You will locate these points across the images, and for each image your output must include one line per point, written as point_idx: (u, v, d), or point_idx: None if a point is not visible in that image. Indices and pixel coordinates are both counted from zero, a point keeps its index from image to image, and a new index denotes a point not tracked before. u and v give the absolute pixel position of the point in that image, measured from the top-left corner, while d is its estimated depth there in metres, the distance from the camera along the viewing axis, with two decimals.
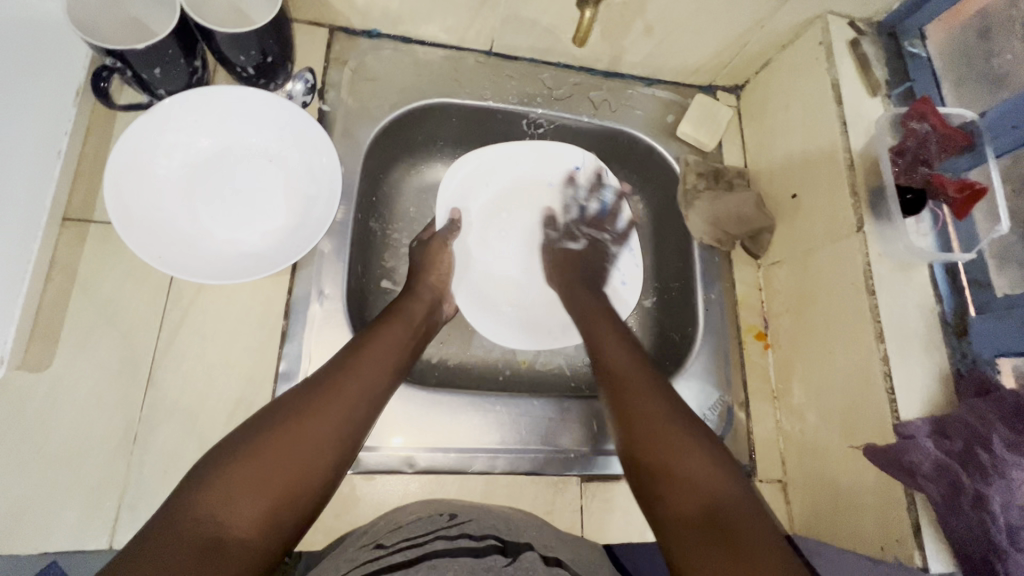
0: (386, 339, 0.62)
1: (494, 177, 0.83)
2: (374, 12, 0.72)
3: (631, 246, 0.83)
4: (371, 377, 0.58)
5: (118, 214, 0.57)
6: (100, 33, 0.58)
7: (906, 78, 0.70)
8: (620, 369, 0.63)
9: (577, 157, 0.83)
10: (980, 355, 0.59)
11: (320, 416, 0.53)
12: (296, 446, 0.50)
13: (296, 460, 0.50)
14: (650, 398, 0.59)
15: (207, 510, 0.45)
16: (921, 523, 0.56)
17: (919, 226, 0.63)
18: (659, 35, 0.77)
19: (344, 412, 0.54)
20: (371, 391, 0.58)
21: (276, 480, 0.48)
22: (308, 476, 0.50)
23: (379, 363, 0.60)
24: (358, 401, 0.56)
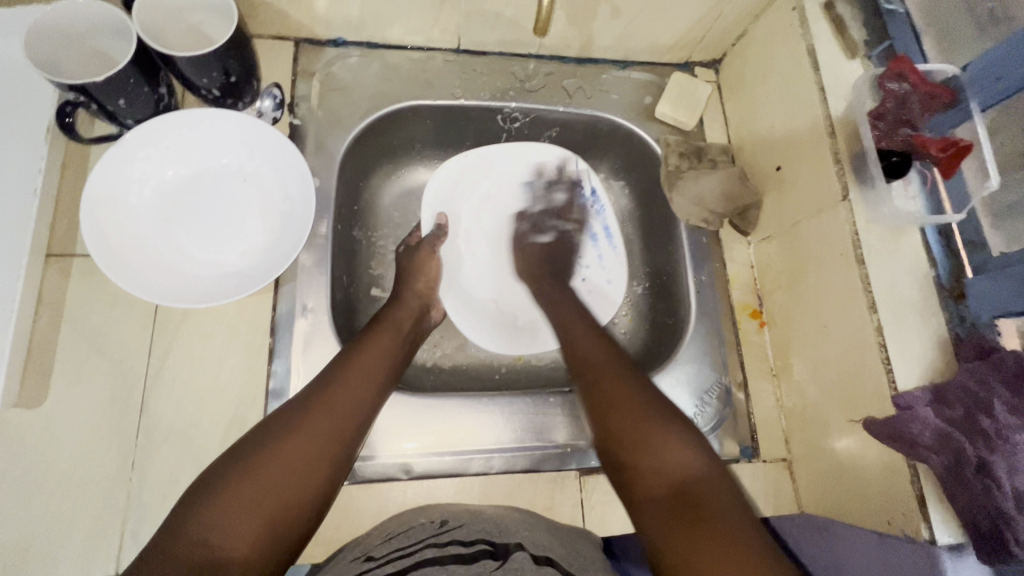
0: (374, 349, 0.62)
1: (475, 180, 0.84)
2: (335, 20, 0.72)
3: (613, 243, 0.85)
4: (359, 388, 0.58)
5: (97, 246, 0.58)
6: (62, 69, 0.59)
7: (886, 36, 0.65)
8: (588, 358, 0.63)
9: (557, 156, 0.85)
10: (979, 318, 0.56)
11: (308, 430, 0.53)
12: (286, 460, 0.50)
13: (288, 476, 0.50)
14: (630, 392, 0.59)
15: (202, 529, 0.45)
16: (926, 496, 0.54)
17: (907, 189, 0.61)
18: (627, 15, 0.75)
19: (334, 424, 0.54)
20: (361, 402, 0.58)
21: (268, 496, 0.48)
22: (301, 490, 0.50)
23: (368, 374, 0.60)
24: (349, 413, 0.56)
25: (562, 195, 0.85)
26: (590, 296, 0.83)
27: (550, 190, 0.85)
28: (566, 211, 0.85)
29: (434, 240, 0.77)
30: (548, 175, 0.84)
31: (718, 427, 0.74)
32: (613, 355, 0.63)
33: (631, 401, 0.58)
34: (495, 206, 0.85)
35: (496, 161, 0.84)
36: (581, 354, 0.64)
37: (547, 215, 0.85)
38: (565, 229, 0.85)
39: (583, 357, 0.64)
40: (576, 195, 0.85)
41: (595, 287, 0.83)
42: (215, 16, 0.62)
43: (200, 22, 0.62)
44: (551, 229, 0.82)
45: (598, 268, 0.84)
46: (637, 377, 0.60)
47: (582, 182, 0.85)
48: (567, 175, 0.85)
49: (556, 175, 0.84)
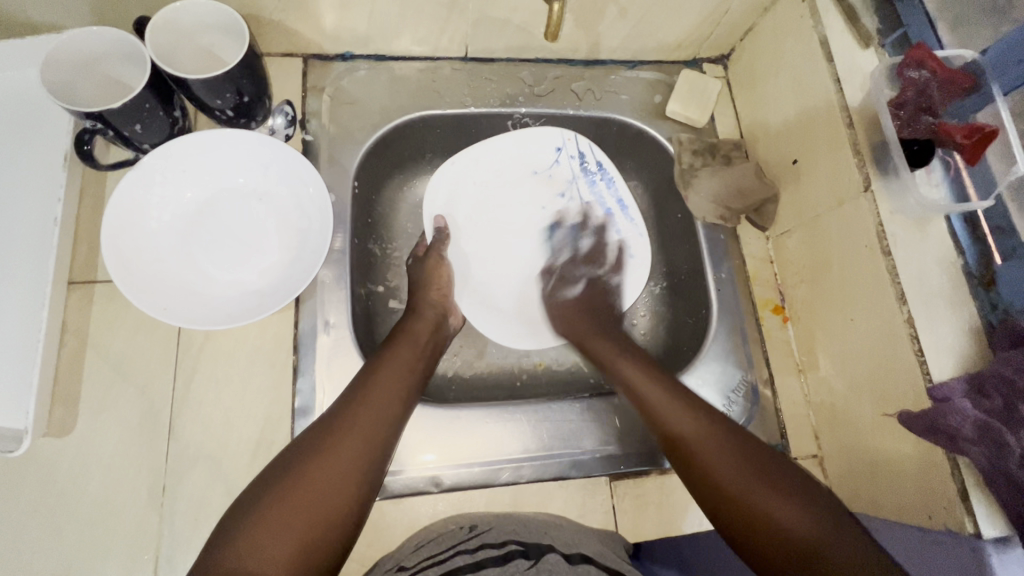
0: (394, 364, 0.62)
1: (478, 176, 0.83)
2: (343, 35, 0.72)
3: (630, 215, 0.83)
4: (387, 404, 0.58)
5: (120, 272, 0.58)
6: (78, 97, 0.59)
7: (900, 24, 0.65)
8: (657, 404, 0.62)
9: (555, 138, 0.83)
10: (1012, 304, 0.55)
11: (338, 450, 0.53)
12: (317, 483, 0.50)
13: (321, 498, 0.50)
14: (703, 435, 0.58)
15: (240, 557, 0.45)
16: (968, 489, 0.53)
17: (931, 177, 0.60)
18: (635, 15, 0.75)
19: (363, 443, 0.54)
20: (388, 418, 0.57)
21: (302, 519, 0.48)
22: (334, 511, 0.50)
23: (391, 389, 0.60)
24: (377, 431, 0.56)
25: (571, 177, 0.84)
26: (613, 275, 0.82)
27: (554, 176, 0.84)
28: (574, 194, 0.84)
29: (439, 244, 0.77)
30: (553, 160, 0.84)
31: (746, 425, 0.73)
32: (678, 394, 0.63)
33: (714, 446, 0.57)
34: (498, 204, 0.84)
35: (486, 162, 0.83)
36: (651, 407, 0.62)
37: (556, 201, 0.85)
38: (576, 212, 0.84)
39: (649, 406, 0.62)
40: (581, 175, 0.84)
41: (619, 263, 0.82)
42: (226, 37, 0.62)
43: (212, 43, 0.63)
44: (580, 277, 0.81)
45: (618, 243, 0.83)
46: (704, 411, 0.61)
47: (585, 160, 0.83)
48: (569, 158, 0.83)
49: (560, 158, 0.83)
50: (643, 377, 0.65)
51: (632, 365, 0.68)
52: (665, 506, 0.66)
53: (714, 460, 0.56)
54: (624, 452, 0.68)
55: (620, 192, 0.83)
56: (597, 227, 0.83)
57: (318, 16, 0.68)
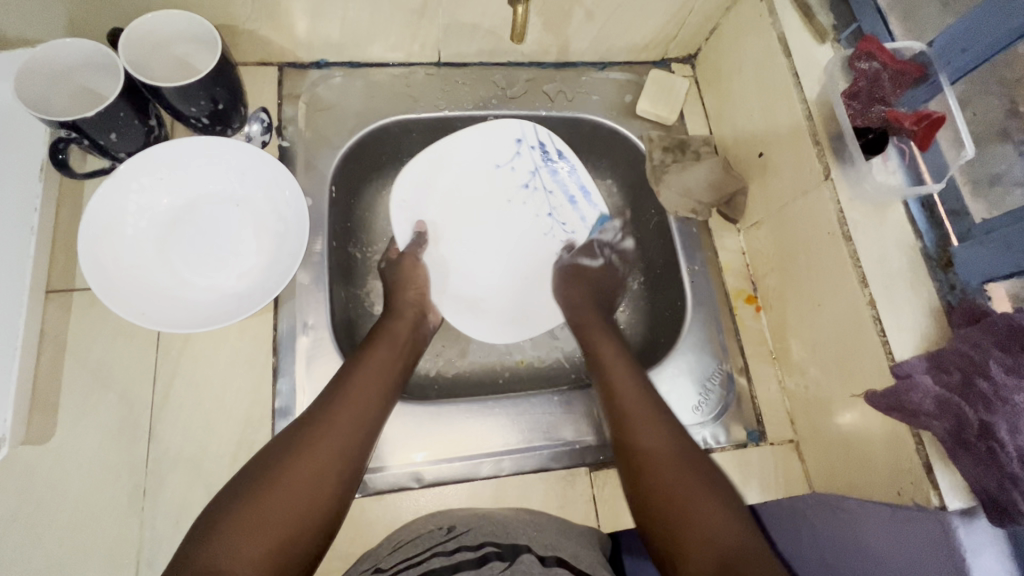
0: (374, 364, 0.63)
1: (449, 176, 0.84)
2: (317, 43, 0.74)
3: (593, 201, 0.85)
4: (365, 405, 0.59)
5: (97, 278, 0.59)
6: (53, 108, 0.60)
7: (853, 20, 0.68)
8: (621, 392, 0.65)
9: (515, 130, 0.82)
10: (968, 284, 0.57)
11: (314, 448, 0.53)
12: (294, 483, 0.51)
13: (298, 499, 0.50)
14: (655, 434, 0.61)
15: (217, 558, 0.46)
16: (932, 463, 0.55)
17: (887, 164, 0.63)
18: (601, 18, 0.77)
19: (342, 444, 0.55)
20: (366, 420, 0.58)
21: (278, 519, 0.49)
22: (310, 512, 0.51)
23: (370, 388, 0.60)
24: (356, 432, 0.57)
25: (534, 167, 0.85)
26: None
27: (518, 169, 0.85)
28: (538, 184, 0.86)
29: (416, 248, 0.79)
30: (515, 152, 0.84)
31: (724, 413, 0.74)
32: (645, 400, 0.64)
33: (660, 453, 0.59)
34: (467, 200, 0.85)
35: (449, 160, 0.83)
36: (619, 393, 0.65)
37: (523, 194, 0.86)
38: (543, 201, 0.86)
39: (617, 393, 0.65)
40: (543, 165, 0.85)
41: (581, 243, 0.86)
42: (200, 47, 0.63)
43: (186, 53, 0.64)
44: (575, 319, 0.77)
45: (585, 229, 0.86)
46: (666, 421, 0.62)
47: (547, 151, 0.84)
48: (531, 151, 0.84)
49: (521, 150, 0.84)
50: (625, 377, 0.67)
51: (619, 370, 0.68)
52: None
53: (656, 452, 0.59)
54: (603, 442, 0.69)
55: (585, 181, 0.85)
56: (563, 214, 0.86)
57: (291, 24, 0.69)
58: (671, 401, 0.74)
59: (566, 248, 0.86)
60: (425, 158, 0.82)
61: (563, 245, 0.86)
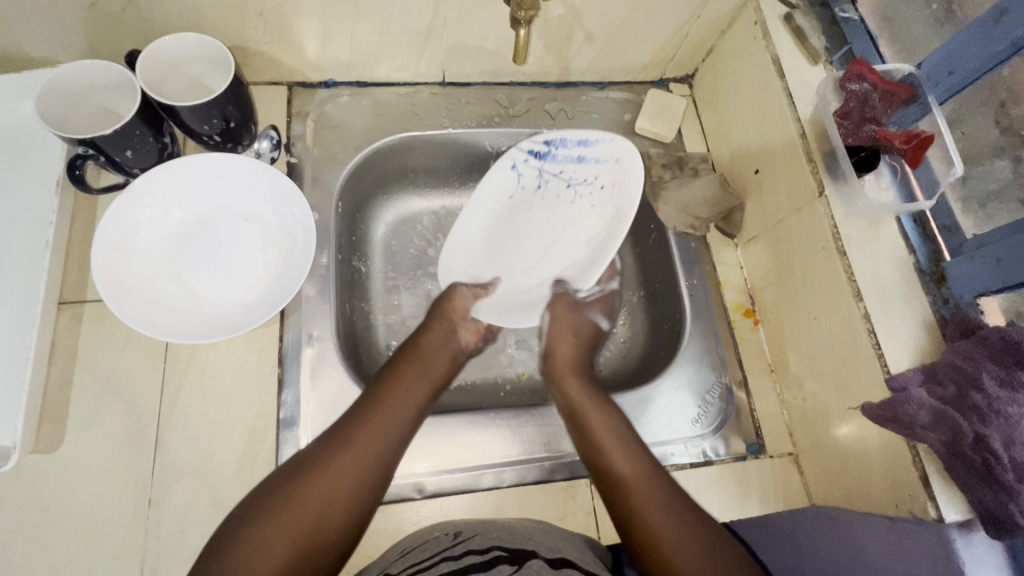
0: (404, 384, 0.64)
1: (485, 234, 0.77)
2: (326, 63, 0.76)
3: (585, 141, 0.72)
4: (389, 426, 0.59)
5: (110, 291, 0.60)
6: (72, 126, 0.62)
7: (845, 43, 0.71)
8: (580, 406, 0.67)
9: (503, 163, 0.75)
10: (961, 299, 0.59)
11: (337, 467, 0.55)
12: (312, 505, 0.52)
13: (317, 515, 0.52)
14: (625, 456, 0.62)
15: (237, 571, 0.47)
16: (929, 476, 0.55)
17: (879, 181, 0.65)
18: (600, 40, 0.79)
19: (364, 462, 0.56)
20: (393, 439, 0.59)
21: (293, 534, 0.50)
22: (327, 527, 0.52)
23: (402, 407, 0.62)
24: (378, 450, 0.57)
25: (540, 176, 0.76)
26: (624, 191, 0.71)
27: (528, 185, 0.76)
28: (551, 180, 0.76)
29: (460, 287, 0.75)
30: (518, 177, 0.76)
31: (723, 426, 0.74)
32: (607, 418, 0.66)
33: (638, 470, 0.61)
34: (510, 244, 0.78)
35: (487, 225, 0.77)
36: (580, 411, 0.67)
37: (540, 196, 0.77)
38: (560, 183, 0.75)
39: (576, 411, 0.67)
40: (543, 163, 0.75)
41: (614, 181, 0.72)
42: (213, 68, 0.66)
43: (200, 73, 0.66)
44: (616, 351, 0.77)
45: (603, 164, 0.72)
46: (630, 440, 0.64)
47: (535, 150, 0.74)
48: (528, 163, 0.75)
49: (523, 171, 0.75)
50: (584, 397, 0.68)
51: (577, 393, 0.69)
52: None
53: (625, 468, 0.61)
54: None
55: (580, 143, 0.72)
56: (580, 175, 0.74)
57: (301, 46, 0.72)
58: (670, 413, 0.74)
59: (600, 196, 0.73)
60: (472, 209, 0.75)
61: (597, 195, 0.74)
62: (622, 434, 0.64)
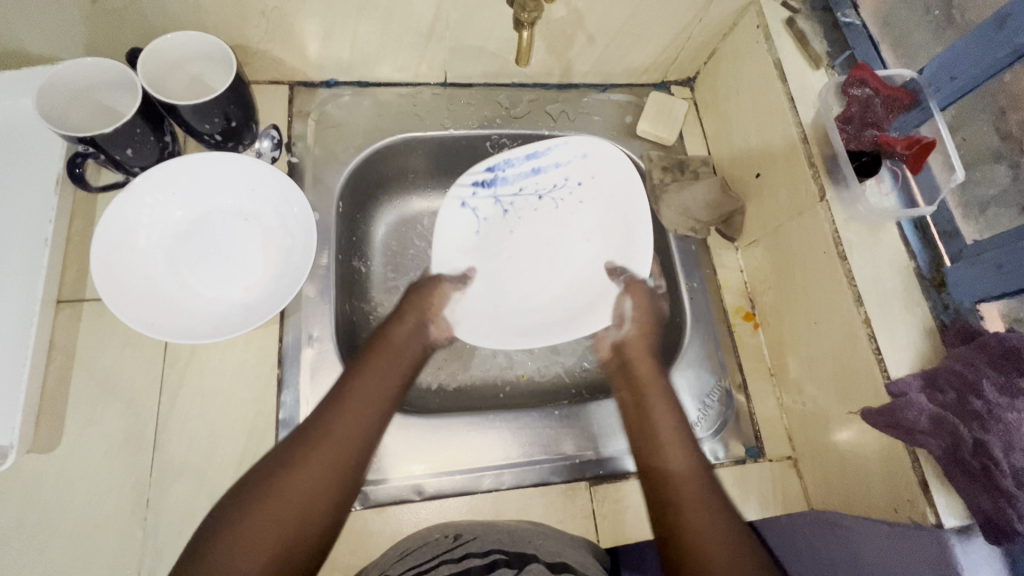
0: (376, 372, 0.63)
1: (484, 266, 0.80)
2: (328, 63, 0.76)
3: (533, 153, 0.77)
4: (364, 414, 0.59)
5: (109, 291, 0.60)
6: (72, 123, 0.62)
7: (847, 47, 0.71)
8: (651, 396, 0.68)
9: (454, 200, 0.78)
10: (961, 304, 0.59)
11: (314, 459, 0.55)
12: (289, 501, 0.52)
13: (297, 508, 0.52)
14: (683, 456, 0.62)
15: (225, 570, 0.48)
16: (928, 481, 0.55)
17: (881, 187, 0.65)
18: (602, 42, 0.79)
19: (341, 451, 0.56)
20: (366, 429, 0.59)
21: (275, 531, 0.50)
22: (309, 518, 0.52)
23: (374, 397, 0.61)
24: (355, 440, 0.57)
25: (496, 203, 0.80)
26: (598, 177, 0.77)
27: (489, 214, 0.81)
28: (511, 200, 0.81)
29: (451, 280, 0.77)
30: (474, 211, 0.80)
31: (723, 429, 0.74)
32: (673, 416, 0.66)
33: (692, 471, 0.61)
34: (507, 274, 0.80)
35: (469, 262, 0.79)
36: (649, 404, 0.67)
37: (508, 217, 0.81)
38: (531, 197, 0.81)
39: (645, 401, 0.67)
40: (495, 189, 0.80)
41: (586, 171, 0.78)
42: (215, 66, 0.65)
43: (201, 72, 0.66)
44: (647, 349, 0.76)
45: (568, 164, 0.78)
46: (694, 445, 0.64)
47: (481, 179, 0.79)
48: (478, 195, 0.79)
49: (480, 202, 0.80)
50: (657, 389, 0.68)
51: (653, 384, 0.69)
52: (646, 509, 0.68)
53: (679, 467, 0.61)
54: (602, 456, 0.70)
55: (537, 163, 0.78)
56: (540, 182, 0.80)
57: (303, 45, 0.72)
58: None
59: (577, 192, 0.79)
60: (444, 245, 0.78)
61: (576, 191, 0.79)
62: (681, 436, 0.64)
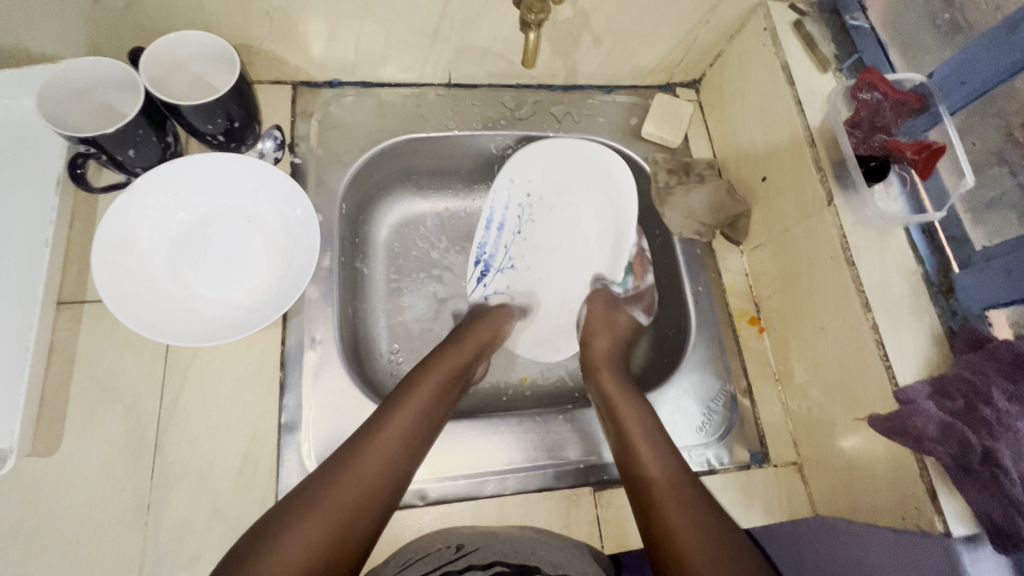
0: (432, 388, 0.65)
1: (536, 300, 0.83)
2: (331, 63, 0.75)
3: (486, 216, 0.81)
4: (416, 425, 0.61)
5: (111, 293, 0.59)
6: (73, 123, 0.61)
7: (855, 51, 0.71)
8: (610, 400, 0.68)
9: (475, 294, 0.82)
10: (970, 310, 0.59)
11: (366, 463, 0.57)
12: (339, 501, 0.54)
13: (336, 522, 0.53)
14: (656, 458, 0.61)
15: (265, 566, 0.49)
16: (936, 488, 0.55)
17: (889, 192, 0.64)
18: (608, 44, 0.79)
19: (388, 456, 0.58)
20: (416, 439, 0.60)
21: (322, 529, 0.52)
22: (349, 528, 0.53)
23: (425, 409, 0.63)
24: (401, 450, 0.59)
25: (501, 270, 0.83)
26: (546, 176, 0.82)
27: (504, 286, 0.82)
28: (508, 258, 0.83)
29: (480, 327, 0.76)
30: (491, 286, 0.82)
31: (728, 434, 0.74)
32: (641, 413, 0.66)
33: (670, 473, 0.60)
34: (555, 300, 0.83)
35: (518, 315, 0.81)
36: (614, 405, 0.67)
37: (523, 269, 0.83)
38: (514, 235, 0.83)
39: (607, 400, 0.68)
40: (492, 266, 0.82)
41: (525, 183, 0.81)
42: (218, 66, 0.65)
43: (204, 72, 0.66)
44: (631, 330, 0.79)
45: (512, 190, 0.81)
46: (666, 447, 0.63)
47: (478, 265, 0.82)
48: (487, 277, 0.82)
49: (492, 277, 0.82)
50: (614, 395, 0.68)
51: (612, 391, 0.69)
52: None
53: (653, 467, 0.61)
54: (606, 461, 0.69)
55: (488, 213, 0.81)
56: (507, 224, 0.82)
57: (306, 45, 0.71)
58: (675, 421, 0.74)
59: (540, 206, 0.83)
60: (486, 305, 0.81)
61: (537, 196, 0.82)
62: (654, 438, 0.63)
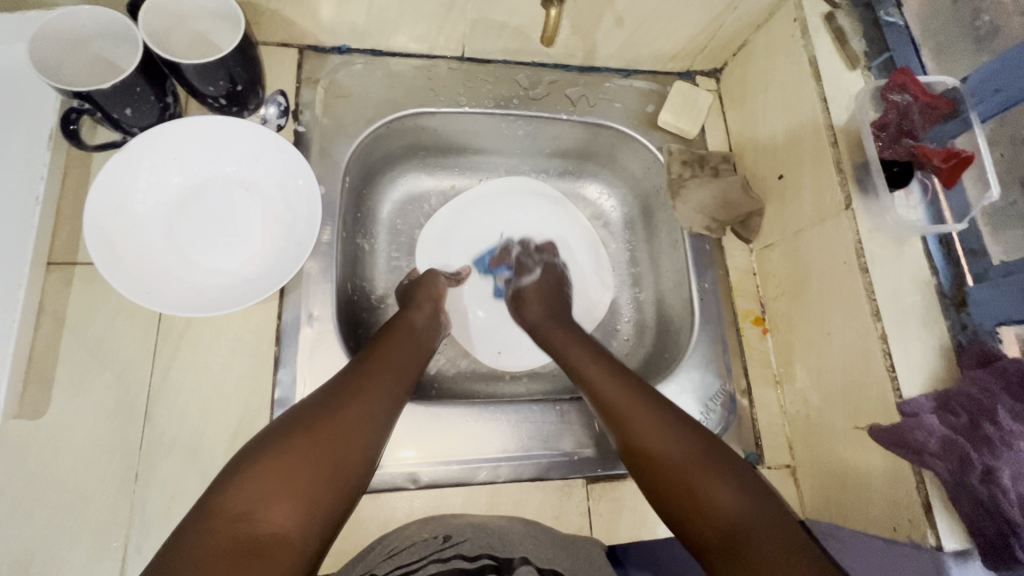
0: (396, 348, 0.64)
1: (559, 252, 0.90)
2: (340, 28, 0.72)
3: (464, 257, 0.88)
4: (387, 382, 0.60)
5: (102, 255, 0.57)
6: (68, 76, 0.58)
7: (885, 49, 0.68)
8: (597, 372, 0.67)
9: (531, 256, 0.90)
10: (981, 326, 0.57)
11: (345, 416, 0.54)
12: (324, 449, 0.51)
13: (327, 451, 0.51)
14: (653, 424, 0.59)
15: (244, 509, 0.47)
16: (932, 503, 0.54)
17: (909, 199, 0.63)
18: (631, 25, 0.76)
19: (368, 408, 0.56)
20: (391, 391, 0.60)
21: (311, 473, 0.50)
22: (337, 473, 0.51)
23: (393, 365, 0.62)
24: (378, 402, 0.58)
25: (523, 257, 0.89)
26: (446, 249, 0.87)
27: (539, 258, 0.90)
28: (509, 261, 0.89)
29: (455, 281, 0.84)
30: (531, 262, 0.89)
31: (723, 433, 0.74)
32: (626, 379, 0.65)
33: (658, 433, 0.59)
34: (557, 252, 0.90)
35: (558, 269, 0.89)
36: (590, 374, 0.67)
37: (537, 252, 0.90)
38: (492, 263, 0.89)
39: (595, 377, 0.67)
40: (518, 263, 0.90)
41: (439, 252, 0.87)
42: (222, 24, 0.62)
43: (207, 30, 0.62)
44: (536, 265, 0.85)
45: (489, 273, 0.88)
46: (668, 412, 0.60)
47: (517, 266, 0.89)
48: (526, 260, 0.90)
49: None
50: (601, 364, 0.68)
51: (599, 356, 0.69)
52: (640, 510, 0.67)
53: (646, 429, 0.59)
54: (600, 455, 0.69)
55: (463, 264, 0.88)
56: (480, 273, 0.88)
57: (315, 7, 0.68)
58: None
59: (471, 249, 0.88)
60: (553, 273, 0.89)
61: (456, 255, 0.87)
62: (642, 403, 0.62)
